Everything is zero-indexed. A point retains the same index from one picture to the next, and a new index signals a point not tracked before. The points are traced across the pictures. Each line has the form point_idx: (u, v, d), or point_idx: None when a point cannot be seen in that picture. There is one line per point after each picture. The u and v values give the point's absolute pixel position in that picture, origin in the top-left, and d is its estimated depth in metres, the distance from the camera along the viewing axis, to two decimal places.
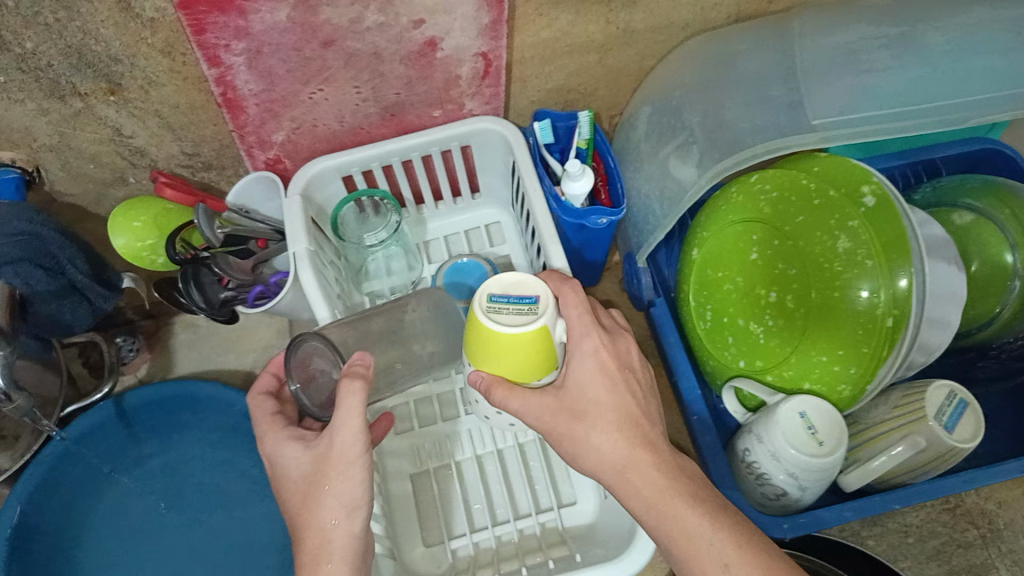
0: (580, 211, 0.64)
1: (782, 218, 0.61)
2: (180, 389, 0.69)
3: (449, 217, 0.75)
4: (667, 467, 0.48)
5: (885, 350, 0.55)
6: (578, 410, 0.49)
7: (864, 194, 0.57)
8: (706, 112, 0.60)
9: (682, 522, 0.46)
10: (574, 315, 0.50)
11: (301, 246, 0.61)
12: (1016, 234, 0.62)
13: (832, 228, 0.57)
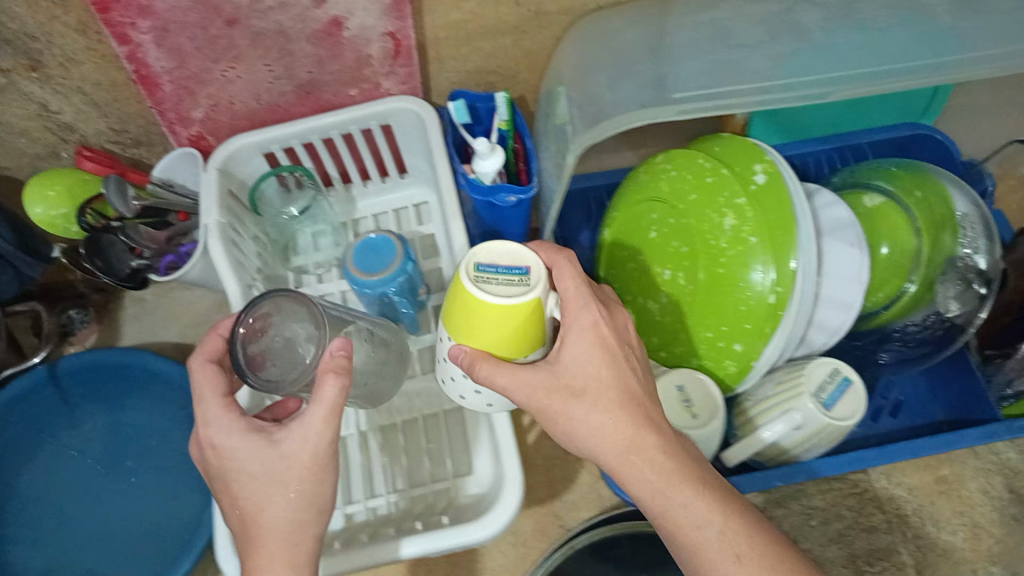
0: (488, 189, 0.65)
1: (678, 196, 0.61)
2: (117, 357, 0.74)
3: (377, 197, 0.77)
4: (672, 448, 0.47)
5: (768, 328, 0.56)
6: (575, 389, 0.47)
7: (754, 172, 0.58)
8: (575, 86, 0.55)
9: (690, 510, 0.46)
10: (571, 287, 0.47)
11: (212, 218, 0.64)
12: (921, 218, 0.62)
13: (720, 205, 0.58)
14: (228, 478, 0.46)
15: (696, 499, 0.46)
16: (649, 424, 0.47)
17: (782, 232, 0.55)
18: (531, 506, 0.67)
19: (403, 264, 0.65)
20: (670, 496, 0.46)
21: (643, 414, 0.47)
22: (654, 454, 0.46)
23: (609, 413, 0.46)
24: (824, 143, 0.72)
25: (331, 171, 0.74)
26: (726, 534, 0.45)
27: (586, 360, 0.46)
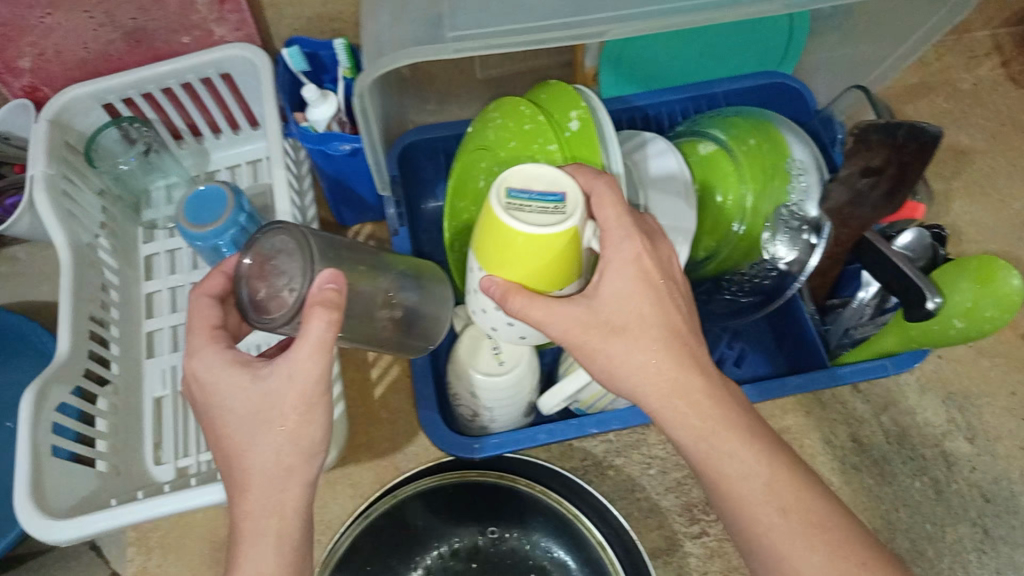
0: (321, 137, 0.63)
1: (501, 144, 0.60)
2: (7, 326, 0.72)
3: (231, 148, 0.76)
4: (717, 395, 0.48)
5: None
6: (615, 325, 0.47)
7: (569, 119, 0.57)
8: (366, 24, 0.53)
9: (736, 459, 0.47)
10: (611, 216, 0.47)
11: (40, 169, 0.63)
12: (747, 167, 0.62)
13: (535, 152, 0.57)
14: (220, 409, 0.46)
15: (742, 447, 0.47)
16: (694, 367, 0.48)
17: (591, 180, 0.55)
18: (372, 459, 0.67)
19: (234, 214, 0.65)
20: (715, 445, 0.47)
21: (690, 355, 0.48)
22: (698, 403, 0.47)
23: (652, 352, 0.47)
24: (677, 94, 0.71)
25: (177, 122, 0.72)
26: (768, 484, 0.46)
27: (627, 293, 0.47)
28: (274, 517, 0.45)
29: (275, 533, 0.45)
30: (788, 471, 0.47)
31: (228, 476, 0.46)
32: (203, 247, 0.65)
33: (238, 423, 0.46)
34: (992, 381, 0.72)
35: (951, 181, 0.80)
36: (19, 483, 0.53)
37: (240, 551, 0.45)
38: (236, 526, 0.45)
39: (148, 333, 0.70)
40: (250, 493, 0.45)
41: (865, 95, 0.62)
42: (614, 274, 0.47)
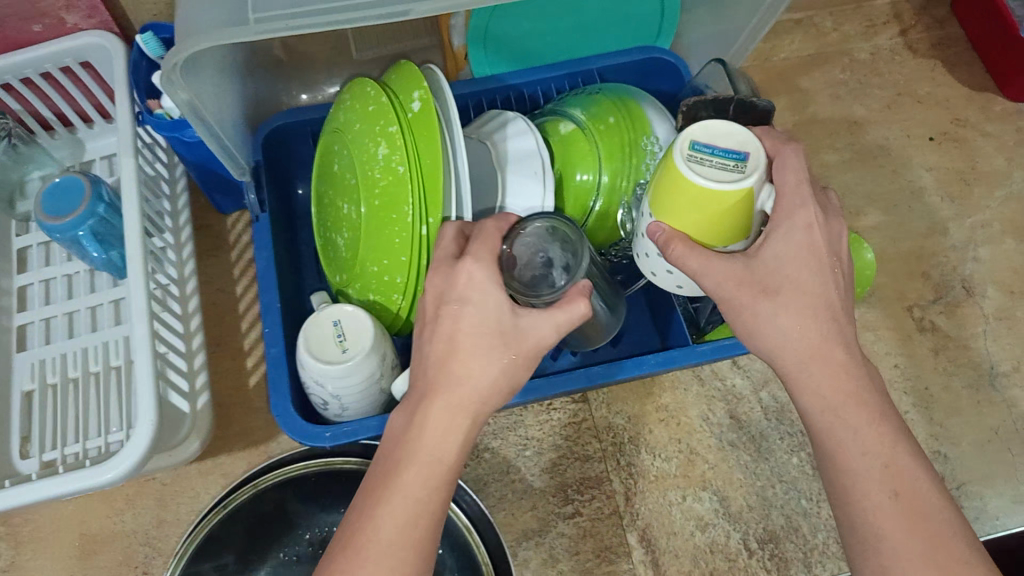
0: (175, 122, 0.62)
1: (348, 127, 0.57)
2: None
3: (104, 138, 0.74)
4: (856, 375, 0.46)
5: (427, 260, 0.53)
6: (770, 287, 0.46)
7: (412, 100, 0.53)
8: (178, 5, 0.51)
9: (852, 433, 0.45)
10: (788, 183, 0.47)
11: None
12: (603, 147, 0.60)
13: (377, 135, 0.53)
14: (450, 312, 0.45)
15: (866, 426, 0.45)
16: (840, 341, 0.46)
17: (432, 165, 0.52)
18: (245, 447, 0.67)
19: (90, 206, 0.63)
20: (843, 417, 0.45)
21: (838, 331, 0.46)
22: (836, 370, 0.46)
23: (803, 324, 0.46)
24: (553, 70, 0.69)
25: (42, 113, 0.70)
26: (885, 465, 0.44)
27: (785, 257, 0.46)
28: (462, 419, 0.45)
29: (458, 434, 0.45)
30: (914, 459, 0.44)
31: (421, 376, 0.46)
32: (63, 240, 0.64)
33: (469, 330, 0.45)
34: (875, 353, 0.72)
35: (844, 153, 0.81)
36: None
37: (413, 438, 0.44)
38: (419, 416, 0.45)
39: (19, 327, 0.69)
40: (452, 392, 0.45)
41: (723, 69, 0.62)
42: (794, 235, 0.46)
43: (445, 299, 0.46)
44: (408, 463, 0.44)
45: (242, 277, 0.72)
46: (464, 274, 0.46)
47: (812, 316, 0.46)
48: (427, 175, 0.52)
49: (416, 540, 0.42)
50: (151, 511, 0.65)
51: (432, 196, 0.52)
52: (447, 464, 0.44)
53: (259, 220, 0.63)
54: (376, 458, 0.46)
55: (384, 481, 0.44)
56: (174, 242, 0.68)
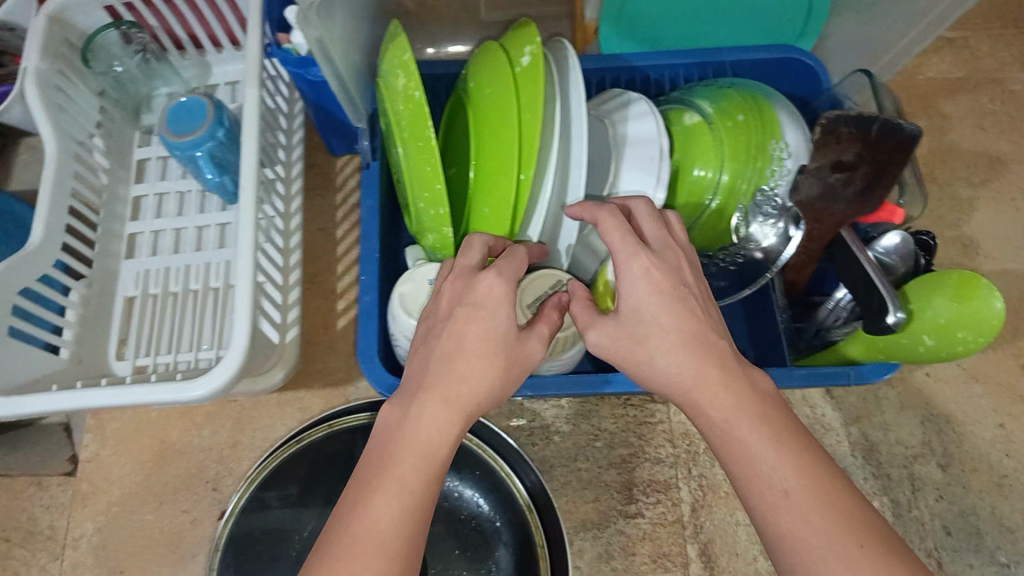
0: (301, 61, 0.63)
1: (392, 83, 0.55)
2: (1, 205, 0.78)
3: (233, 64, 0.77)
4: (737, 388, 0.43)
5: (513, 211, 0.53)
6: (639, 332, 0.45)
7: (523, 54, 0.54)
8: None
9: (746, 442, 0.41)
10: (615, 239, 0.47)
11: (34, 61, 0.64)
12: (727, 146, 0.58)
13: (419, 94, 0.53)
14: (460, 321, 0.46)
15: (759, 434, 0.42)
16: (716, 362, 0.44)
17: (532, 113, 0.52)
18: (324, 387, 0.67)
19: (211, 129, 0.64)
20: (731, 431, 0.42)
21: (717, 355, 0.44)
22: (717, 386, 0.43)
23: (677, 347, 0.44)
24: (682, 57, 0.67)
25: (179, 34, 0.73)
26: (772, 465, 0.40)
27: (638, 300, 0.45)
28: (456, 417, 0.44)
29: (455, 427, 0.44)
30: (802, 460, 0.41)
31: (418, 371, 0.45)
32: (182, 158, 0.65)
33: (477, 332, 0.45)
34: (980, 409, 0.68)
35: (979, 189, 0.76)
36: None
37: (404, 432, 0.43)
38: (412, 411, 0.44)
39: (131, 235, 0.71)
40: (450, 386, 0.44)
41: (869, 82, 0.59)
42: (638, 286, 0.45)
43: (461, 302, 0.46)
44: (398, 458, 0.42)
45: (344, 222, 0.73)
46: (482, 283, 0.46)
47: (684, 348, 0.44)
48: (525, 128, 0.52)
49: (408, 532, 0.40)
50: (226, 431, 0.65)
51: (531, 146, 0.52)
52: (441, 459, 0.43)
53: (369, 167, 0.64)
54: (367, 453, 0.44)
55: (395, 466, 0.42)
56: (284, 175, 0.68)
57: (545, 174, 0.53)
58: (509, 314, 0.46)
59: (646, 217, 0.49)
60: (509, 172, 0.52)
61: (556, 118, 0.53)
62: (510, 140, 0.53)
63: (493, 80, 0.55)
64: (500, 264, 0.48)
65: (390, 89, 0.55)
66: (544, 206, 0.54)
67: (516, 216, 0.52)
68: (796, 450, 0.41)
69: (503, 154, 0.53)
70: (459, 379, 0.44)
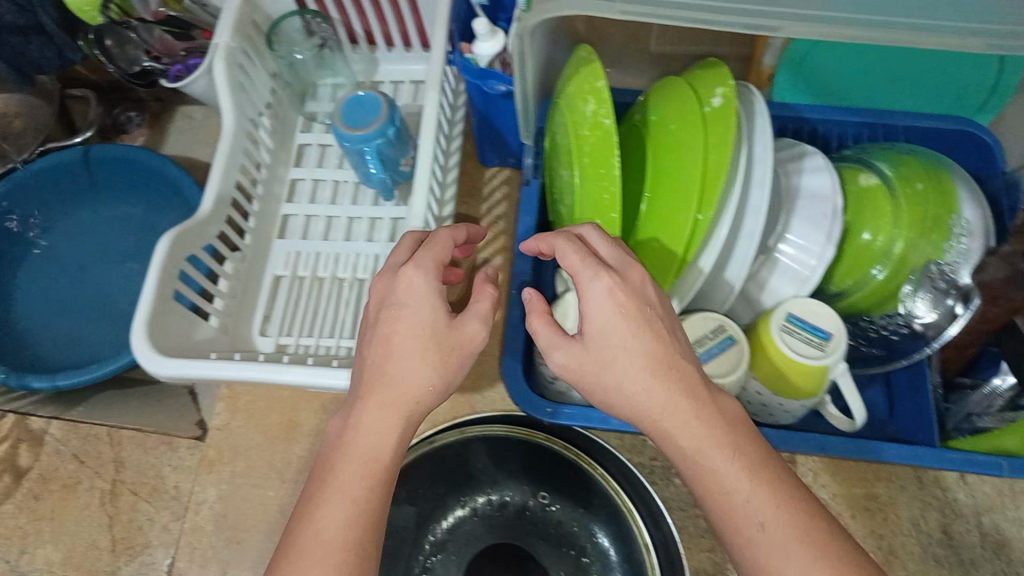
0: (480, 73, 0.64)
1: (578, 108, 0.55)
2: (142, 162, 0.79)
3: (399, 64, 0.77)
4: (708, 415, 0.43)
5: (685, 250, 0.52)
6: (605, 356, 0.44)
7: (714, 95, 0.54)
8: None
9: (718, 473, 0.42)
10: (574, 259, 0.45)
11: (224, 39, 0.66)
12: (903, 212, 0.57)
13: (607, 121, 0.53)
14: (391, 321, 0.46)
15: (731, 462, 0.42)
16: (684, 388, 0.43)
17: (719, 154, 0.51)
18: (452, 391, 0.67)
19: (383, 126, 0.65)
20: (704, 462, 0.42)
21: (681, 379, 0.43)
22: (687, 418, 0.43)
23: (641, 374, 0.43)
24: (855, 115, 0.66)
25: (356, 29, 0.74)
26: (748, 500, 0.41)
27: (598, 316, 0.44)
28: (396, 419, 0.44)
29: (395, 430, 0.44)
30: (779, 493, 0.41)
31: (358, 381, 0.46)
32: (349, 149, 0.67)
33: (408, 331, 0.45)
34: None
35: None
36: (140, 314, 0.55)
37: (347, 441, 0.44)
38: (353, 419, 0.45)
39: (284, 216, 0.73)
40: (385, 390, 0.44)
41: None
42: (602, 303, 0.44)
43: (388, 301, 0.47)
44: (345, 466, 0.43)
45: (487, 232, 0.74)
46: (405, 279, 0.46)
47: (652, 374, 0.43)
48: (708, 169, 0.51)
49: (353, 541, 0.41)
50: None
51: (714, 187, 0.51)
52: (384, 463, 0.44)
53: (530, 185, 0.65)
54: (319, 459, 0.45)
55: (340, 477, 0.43)
56: (442, 179, 0.69)
57: (724, 217, 0.52)
58: (435, 307, 0.45)
59: (599, 235, 0.47)
60: (685, 210, 0.51)
61: (739, 163, 0.53)
62: (690, 178, 0.52)
63: (679, 117, 0.55)
64: (420, 255, 0.48)
65: (575, 112, 0.56)
66: (716, 249, 0.53)
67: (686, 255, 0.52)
68: (771, 482, 0.41)
69: (681, 191, 0.52)
70: (400, 385, 0.44)
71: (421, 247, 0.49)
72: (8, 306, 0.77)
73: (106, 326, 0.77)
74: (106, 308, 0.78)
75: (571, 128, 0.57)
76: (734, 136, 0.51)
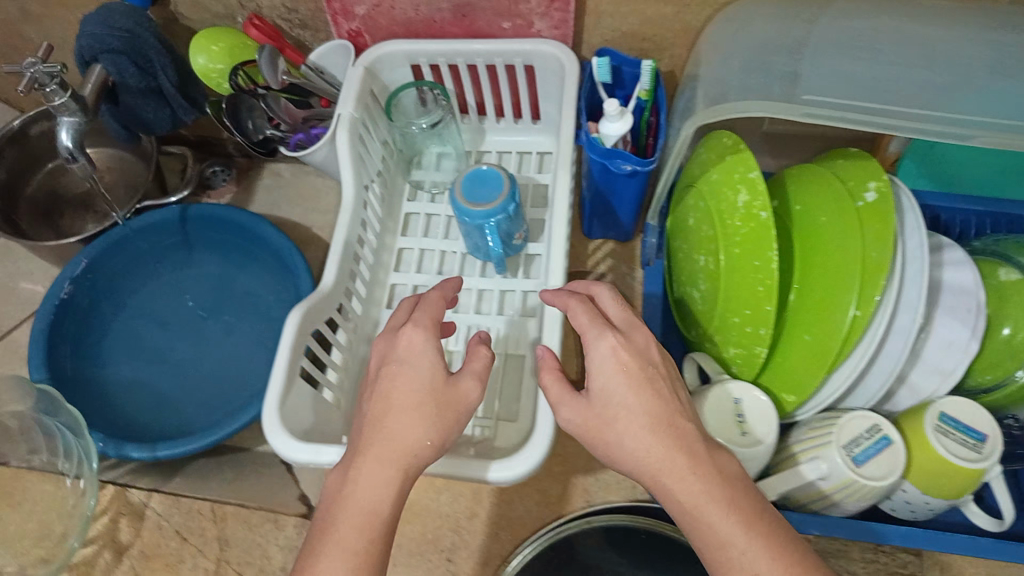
0: (607, 152, 0.64)
1: (726, 196, 0.54)
2: (238, 218, 0.77)
3: (507, 135, 0.77)
4: (708, 474, 0.42)
5: (840, 347, 0.51)
6: (609, 416, 0.45)
7: (867, 189, 0.53)
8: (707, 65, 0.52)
9: (716, 531, 0.41)
10: (584, 321, 0.48)
11: (348, 110, 0.67)
12: None
13: (761, 213, 0.51)
14: (392, 374, 0.48)
15: (726, 519, 0.41)
16: (686, 449, 0.43)
17: (878, 252, 0.50)
18: (565, 473, 0.65)
19: (506, 201, 0.65)
20: (702, 517, 0.41)
21: (679, 438, 0.43)
22: (684, 472, 0.42)
23: (650, 431, 0.43)
24: (976, 204, 0.66)
25: (468, 100, 0.74)
26: (743, 554, 0.39)
27: (599, 368, 0.45)
28: (394, 472, 0.45)
29: (393, 484, 0.44)
30: (777, 548, 0.40)
31: (357, 438, 0.46)
32: (470, 225, 0.66)
33: (403, 386, 0.47)
34: None
35: None
36: (271, 399, 0.55)
37: (344, 497, 0.44)
38: (350, 474, 0.45)
39: (392, 286, 0.73)
40: (382, 446, 0.45)
41: None
42: (607, 361, 0.45)
43: (387, 359, 0.49)
44: (344, 521, 0.43)
45: None
46: (404, 338, 0.49)
47: (652, 431, 0.43)
48: (866, 267, 0.51)
49: None
50: (467, 499, 0.65)
51: (874, 286, 0.50)
52: (384, 517, 0.44)
53: (653, 265, 0.65)
54: (315, 517, 0.45)
55: (338, 533, 0.43)
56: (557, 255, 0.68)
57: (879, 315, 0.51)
58: (432, 364, 0.48)
59: (610, 297, 0.50)
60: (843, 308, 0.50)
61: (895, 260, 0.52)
62: (847, 274, 0.51)
63: (827, 210, 0.54)
64: (416, 314, 0.51)
65: (722, 199, 0.55)
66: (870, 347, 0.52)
67: (843, 353, 0.51)
68: (767, 536, 0.40)
69: (836, 286, 0.52)
70: (394, 439, 0.45)
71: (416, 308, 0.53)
72: (97, 366, 0.76)
73: (194, 385, 0.75)
74: (194, 370, 0.77)
75: (715, 214, 0.56)
76: (895, 235, 0.50)
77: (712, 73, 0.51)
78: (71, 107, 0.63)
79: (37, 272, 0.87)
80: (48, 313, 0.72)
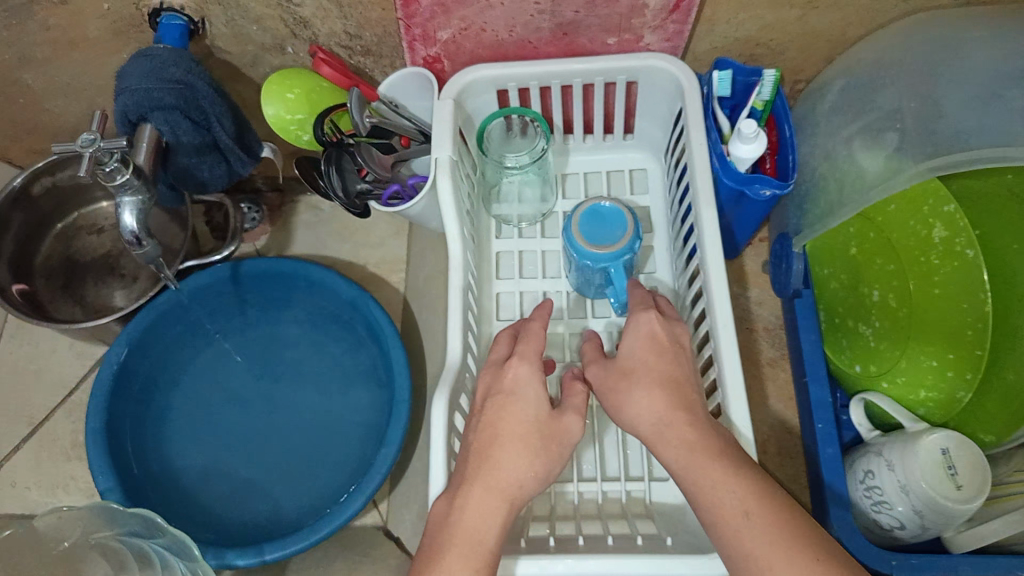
0: (743, 177, 0.58)
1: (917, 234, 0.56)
2: (295, 269, 0.69)
3: (595, 153, 0.71)
4: (700, 426, 0.44)
5: None
6: (626, 370, 0.48)
7: None
8: (920, 99, 0.52)
9: (704, 476, 0.42)
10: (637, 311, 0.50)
11: (444, 152, 0.58)
12: None
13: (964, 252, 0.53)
14: (509, 405, 0.46)
15: (730, 475, 0.41)
16: (680, 403, 0.45)
17: None
18: None
19: (633, 240, 0.59)
20: (692, 468, 0.42)
21: (682, 399, 0.45)
22: (680, 427, 0.43)
23: (646, 389, 0.46)
24: None
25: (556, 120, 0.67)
26: (732, 492, 0.40)
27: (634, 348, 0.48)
28: (500, 503, 0.43)
29: (499, 515, 0.42)
30: (758, 488, 0.41)
31: (463, 466, 0.45)
32: (589, 267, 0.60)
33: (513, 420, 0.46)
34: None
35: None
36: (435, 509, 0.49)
37: (452, 523, 0.42)
38: (458, 501, 0.43)
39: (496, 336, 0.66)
40: (490, 474, 0.43)
41: None
42: (636, 338, 0.48)
43: (493, 392, 0.48)
44: (455, 548, 0.41)
45: None
46: (513, 371, 0.48)
47: (656, 391, 0.45)
48: None
49: None
50: None
51: None
52: (491, 546, 0.41)
53: (802, 295, 0.60)
54: (421, 544, 0.43)
55: (442, 556, 0.41)
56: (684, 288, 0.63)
57: None
58: (540, 397, 0.46)
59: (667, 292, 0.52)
60: None
61: None
62: None
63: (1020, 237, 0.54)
64: (522, 348, 0.49)
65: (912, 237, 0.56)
66: None
67: None
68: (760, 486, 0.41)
69: None
70: (503, 468, 0.44)
71: (517, 342, 0.50)
72: (163, 451, 0.68)
73: (275, 461, 0.68)
74: (271, 444, 0.69)
75: (902, 249, 0.57)
76: None
77: (927, 103, 0.52)
78: (134, 183, 0.53)
79: (61, 348, 0.76)
80: (102, 400, 0.63)
